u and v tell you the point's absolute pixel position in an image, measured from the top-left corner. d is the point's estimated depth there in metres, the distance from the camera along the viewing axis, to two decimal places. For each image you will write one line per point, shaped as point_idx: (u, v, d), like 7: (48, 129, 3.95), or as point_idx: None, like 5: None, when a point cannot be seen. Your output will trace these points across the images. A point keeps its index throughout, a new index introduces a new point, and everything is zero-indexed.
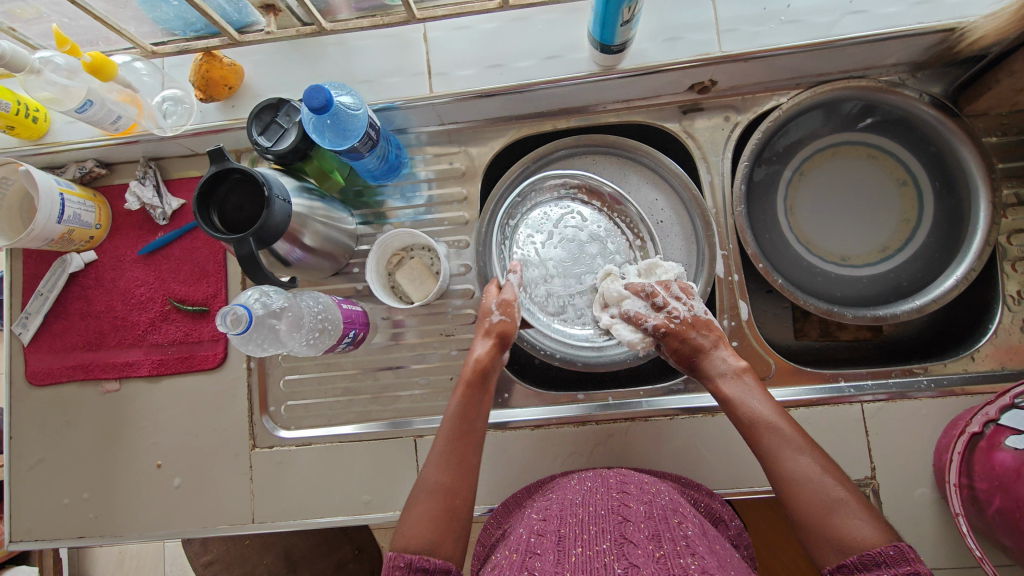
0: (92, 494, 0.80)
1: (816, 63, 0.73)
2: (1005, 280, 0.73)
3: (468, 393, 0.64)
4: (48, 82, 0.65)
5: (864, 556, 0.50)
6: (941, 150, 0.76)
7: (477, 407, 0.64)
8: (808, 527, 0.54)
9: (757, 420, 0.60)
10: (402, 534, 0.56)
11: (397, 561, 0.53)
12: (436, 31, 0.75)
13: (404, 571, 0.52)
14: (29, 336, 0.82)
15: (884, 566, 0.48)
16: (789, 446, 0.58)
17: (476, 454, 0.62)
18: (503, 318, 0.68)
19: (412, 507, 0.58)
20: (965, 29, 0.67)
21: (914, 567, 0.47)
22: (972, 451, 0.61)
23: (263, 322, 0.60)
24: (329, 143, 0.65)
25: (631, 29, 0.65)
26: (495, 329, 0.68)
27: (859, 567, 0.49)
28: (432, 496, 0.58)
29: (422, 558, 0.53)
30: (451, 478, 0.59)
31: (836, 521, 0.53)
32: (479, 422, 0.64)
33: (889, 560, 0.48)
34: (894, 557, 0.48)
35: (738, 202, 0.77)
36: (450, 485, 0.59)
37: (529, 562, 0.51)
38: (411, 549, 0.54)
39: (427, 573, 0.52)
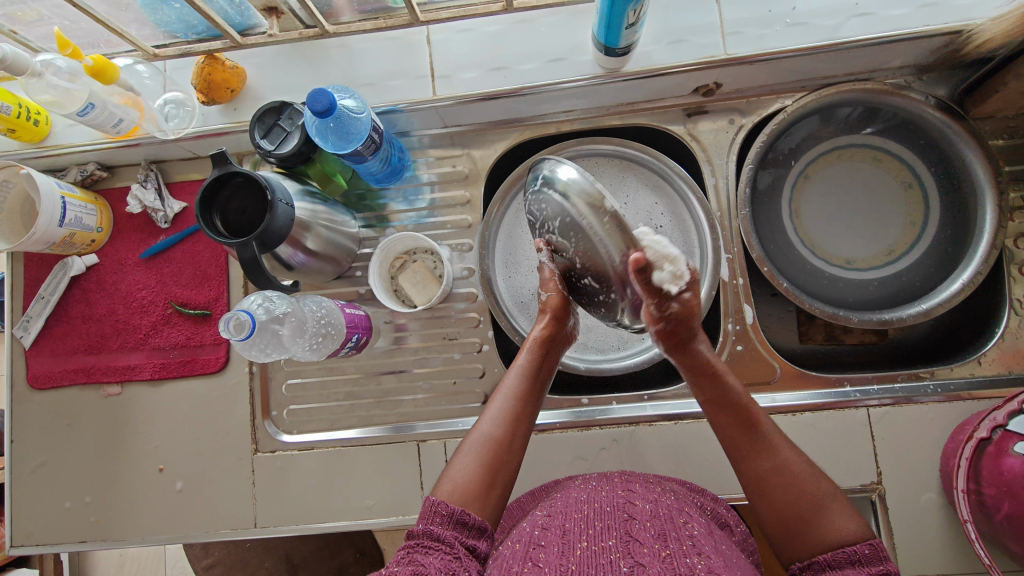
0: (94, 498, 0.80)
1: (822, 66, 0.72)
2: (1012, 284, 0.72)
3: (531, 358, 0.65)
4: (50, 85, 0.66)
5: (840, 553, 0.52)
6: (945, 151, 0.76)
7: (536, 370, 0.65)
8: (790, 527, 0.56)
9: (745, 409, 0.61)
10: (444, 484, 0.58)
11: (439, 509, 0.55)
12: (439, 33, 0.75)
13: (444, 518, 0.54)
14: (30, 339, 0.81)
15: (858, 563, 0.51)
16: (776, 436, 0.60)
17: (531, 416, 0.64)
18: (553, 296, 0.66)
19: (462, 457, 0.60)
20: (971, 32, 0.67)
21: (886, 566, 0.50)
22: (980, 457, 0.61)
23: (265, 327, 0.60)
24: (332, 146, 0.64)
25: (636, 32, 0.65)
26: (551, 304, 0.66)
27: (831, 563, 0.52)
28: (483, 448, 0.60)
29: (462, 511, 0.55)
30: (504, 434, 0.61)
31: (817, 518, 0.55)
32: (538, 384, 0.65)
33: (865, 558, 0.51)
34: (869, 555, 0.51)
35: (743, 205, 0.76)
36: (501, 440, 0.61)
37: (533, 553, 0.51)
38: (454, 500, 0.56)
39: (466, 526, 0.54)
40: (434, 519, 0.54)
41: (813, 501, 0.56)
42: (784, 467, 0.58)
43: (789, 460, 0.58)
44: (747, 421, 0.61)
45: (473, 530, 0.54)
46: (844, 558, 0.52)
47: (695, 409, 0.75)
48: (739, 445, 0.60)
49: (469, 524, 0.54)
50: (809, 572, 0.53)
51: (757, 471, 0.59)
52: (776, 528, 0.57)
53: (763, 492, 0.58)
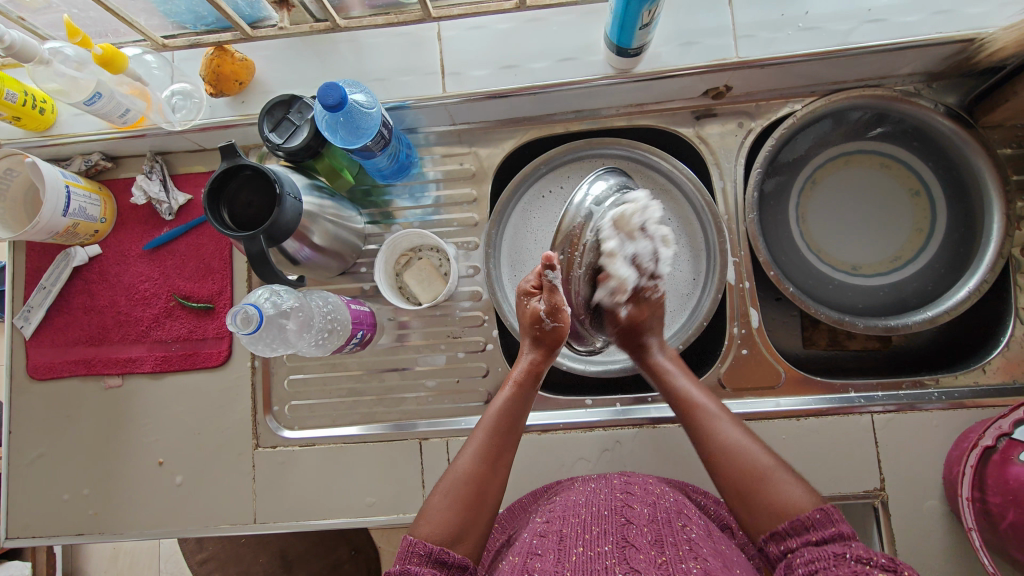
0: (92, 491, 0.79)
1: (833, 71, 0.72)
2: (1018, 293, 0.73)
3: (516, 391, 0.64)
4: (57, 74, 0.65)
5: (795, 522, 0.53)
6: (954, 158, 0.76)
7: (518, 407, 0.64)
8: (742, 496, 0.57)
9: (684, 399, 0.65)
10: (426, 521, 0.57)
11: (416, 549, 0.54)
12: (450, 30, 0.75)
13: (422, 559, 0.53)
14: (31, 330, 0.81)
15: (813, 530, 0.51)
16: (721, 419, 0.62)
17: (509, 451, 0.63)
18: (562, 325, 0.64)
19: (440, 495, 0.59)
20: (983, 40, 0.67)
21: (839, 529, 0.51)
22: (986, 464, 0.61)
23: (271, 321, 0.59)
24: (341, 141, 0.64)
25: (649, 33, 0.64)
26: (548, 337, 0.64)
27: (790, 533, 0.52)
28: (464, 486, 0.59)
29: (441, 550, 0.54)
30: (485, 472, 0.60)
31: (766, 488, 0.56)
32: (516, 421, 0.64)
33: (817, 523, 0.52)
34: (820, 520, 0.52)
35: (750, 209, 0.76)
36: (482, 480, 0.59)
37: (529, 564, 0.50)
38: (433, 539, 0.55)
39: (445, 565, 0.54)
40: (410, 559, 0.54)
41: (757, 474, 0.57)
42: (729, 446, 0.59)
43: (731, 437, 0.60)
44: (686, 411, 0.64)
45: (452, 568, 0.54)
46: (797, 527, 0.52)
47: None
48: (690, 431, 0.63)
49: (448, 562, 0.54)
50: (773, 543, 0.53)
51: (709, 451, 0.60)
52: (738, 504, 0.57)
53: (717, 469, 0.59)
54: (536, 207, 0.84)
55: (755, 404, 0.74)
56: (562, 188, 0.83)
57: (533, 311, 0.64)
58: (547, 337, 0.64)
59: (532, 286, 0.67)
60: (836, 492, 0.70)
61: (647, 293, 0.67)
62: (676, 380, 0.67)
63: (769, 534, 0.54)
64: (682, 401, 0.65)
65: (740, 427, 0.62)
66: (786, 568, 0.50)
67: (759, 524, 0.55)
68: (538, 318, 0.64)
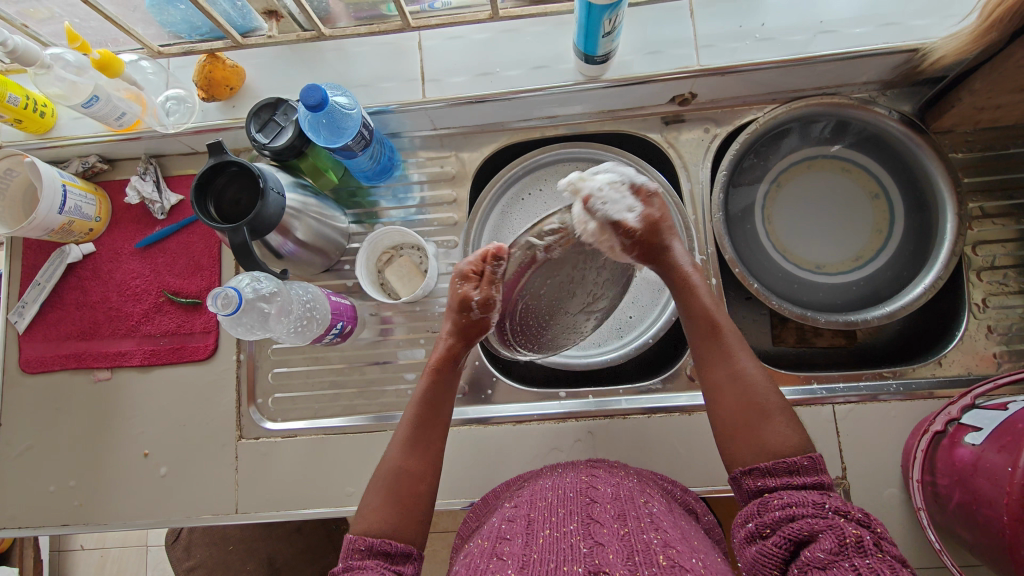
0: (78, 482, 0.81)
1: (791, 79, 0.77)
2: (971, 288, 0.76)
3: (434, 378, 0.66)
4: (58, 78, 0.69)
5: (779, 462, 0.55)
6: (909, 163, 0.80)
7: (442, 392, 0.66)
8: (741, 425, 0.59)
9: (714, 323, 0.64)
10: (363, 518, 0.59)
11: (358, 544, 0.56)
12: (431, 39, 0.79)
13: (364, 553, 0.55)
14: (24, 325, 0.84)
15: (796, 473, 0.54)
16: (736, 347, 0.63)
17: (439, 440, 0.65)
18: (489, 317, 0.64)
19: (372, 491, 0.61)
20: (927, 50, 0.71)
21: (821, 478, 0.53)
22: (936, 448, 0.64)
23: (252, 306, 0.63)
24: (324, 140, 0.68)
25: (613, 41, 0.69)
26: (473, 324, 0.65)
27: (770, 471, 0.55)
28: (394, 478, 0.61)
29: (384, 542, 0.56)
30: (415, 464, 0.62)
31: (759, 425, 0.58)
32: (442, 403, 0.66)
33: (802, 468, 0.54)
34: (807, 466, 0.54)
35: (716, 209, 0.80)
36: (412, 471, 0.62)
37: (499, 547, 0.52)
38: (373, 532, 0.57)
39: (388, 555, 0.56)
40: (353, 554, 0.55)
41: (760, 407, 0.59)
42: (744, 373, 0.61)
43: (744, 368, 0.61)
44: (711, 331, 0.63)
45: (395, 557, 0.56)
46: (782, 468, 0.55)
47: (667, 403, 0.77)
48: (701, 350, 0.64)
49: (391, 552, 0.56)
50: (750, 476, 0.56)
51: (718, 375, 0.62)
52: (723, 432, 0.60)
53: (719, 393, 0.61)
54: (516, 207, 0.87)
55: None
56: (537, 192, 0.87)
57: (464, 297, 0.63)
58: (473, 325, 0.65)
59: (470, 271, 0.64)
60: None
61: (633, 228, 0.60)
62: (700, 294, 0.65)
63: (746, 469, 0.57)
64: (705, 316, 0.64)
65: (753, 357, 0.63)
66: (760, 503, 0.53)
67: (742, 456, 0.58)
68: (467, 306, 0.64)
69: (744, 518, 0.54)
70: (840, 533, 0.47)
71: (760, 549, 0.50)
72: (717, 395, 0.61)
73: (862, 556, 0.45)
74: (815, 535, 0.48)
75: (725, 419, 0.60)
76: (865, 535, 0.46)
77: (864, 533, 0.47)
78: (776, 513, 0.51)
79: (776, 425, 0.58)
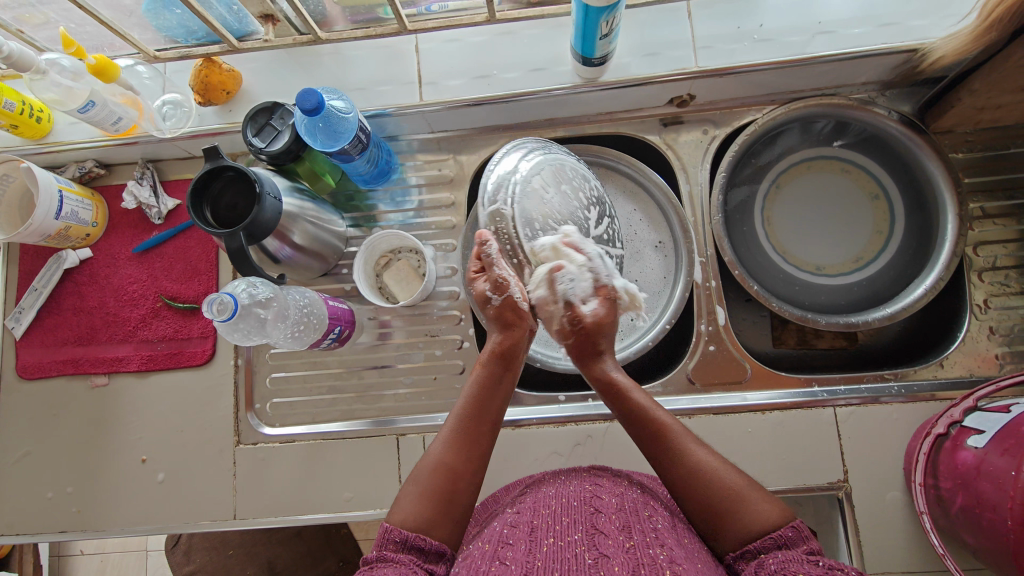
0: (76, 489, 0.80)
1: (789, 80, 0.76)
2: (973, 289, 0.76)
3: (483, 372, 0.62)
4: (53, 83, 0.69)
5: (767, 539, 0.51)
6: (909, 163, 0.80)
7: (490, 387, 0.61)
8: (722, 518, 0.53)
9: (652, 422, 0.59)
10: (398, 509, 0.56)
11: (392, 536, 0.53)
12: (428, 43, 0.79)
13: (398, 546, 0.52)
14: (22, 330, 0.83)
15: (786, 545, 0.50)
16: (686, 439, 0.58)
17: (487, 436, 0.60)
18: (509, 299, 0.62)
19: (412, 485, 0.57)
20: (926, 50, 0.70)
21: (809, 546, 0.50)
22: (938, 451, 0.64)
23: (249, 311, 0.62)
24: (320, 145, 0.68)
25: (610, 43, 0.68)
26: (500, 313, 0.63)
27: (762, 549, 0.50)
28: (432, 476, 0.57)
29: (418, 537, 0.53)
30: (457, 461, 0.58)
31: (740, 514, 0.53)
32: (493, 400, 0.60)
33: (789, 540, 0.50)
34: (794, 535, 0.50)
35: (715, 210, 0.79)
36: (455, 469, 0.57)
37: (501, 552, 0.51)
38: (408, 526, 0.54)
39: (422, 552, 0.53)
40: (386, 545, 0.53)
41: (735, 491, 0.54)
42: (702, 466, 0.56)
43: (699, 459, 0.56)
44: (653, 428, 0.58)
45: (429, 555, 0.53)
46: (770, 544, 0.50)
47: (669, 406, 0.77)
48: (654, 455, 0.58)
49: (425, 549, 0.53)
50: (744, 560, 0.51)
51: (679, 473, 0.56)
52: (717, 538, 0.54)
53: (689, 495, 0.55)
54: None
55: (724, 398, 0.76)
56: None
57: (479, 292, 0.64)
58: (501, 314, 0.63)
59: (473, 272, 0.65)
60: (801, 484, 0.72)
61: (576, 321, 0.61)
62: (635, 395, 0.61)
63: (739, 553, 0.52)
64: (643, 417, 0.59)
65: (702, 443, 0.58)
66: (755, 569, 0.49)
67: (733, 546, 0.53)
68: (485, 301, 0.64)
69: None
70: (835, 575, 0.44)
71: None
72: (685, 495, 0.55)
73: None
74: None
75: (706, 520, 0.54)
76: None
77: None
78: (772, 569, 0.47)
79: (758, 506, 0.53)
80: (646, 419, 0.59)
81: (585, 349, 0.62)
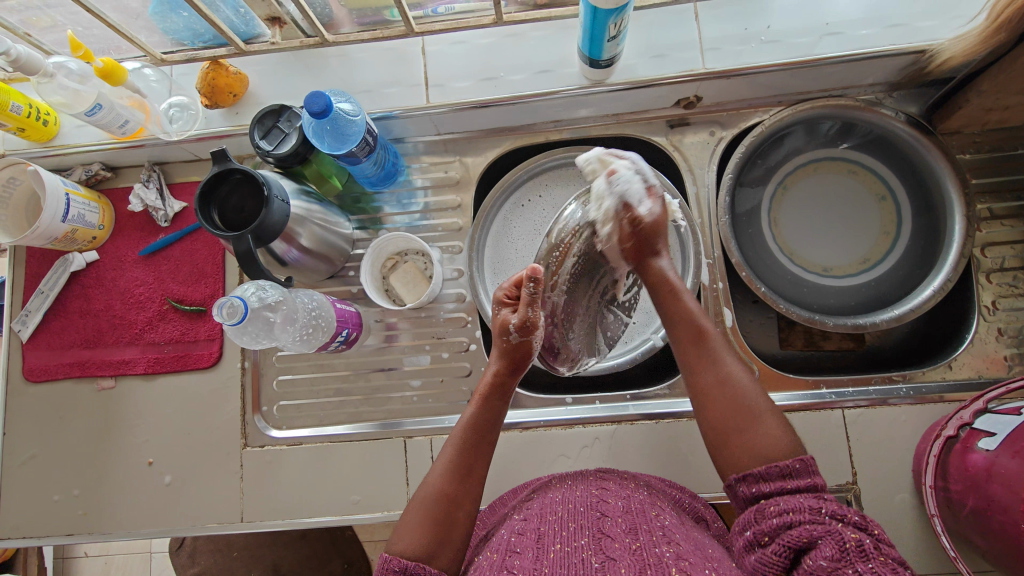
0: (83, 491, 0.80)
1: (796, 81, 0.76)
2: (981, 291, 0.76)
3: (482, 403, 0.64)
4: (60, 87, 0.69)
5: (774, 467, 0.53)
6: (916, 164, 0.79)
7: (491, 418, 0.64)
8: (727, 433, 0.57)
9: (694, 330, 0.62)
10: (399, 538, 0.58)
11: (392, 564, 0.54)
12: (434, 45, 0.79)
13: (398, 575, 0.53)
14: (28, 333, 0.83)
15: (790, 477, 0.52)
16: (723, 352, 0.61)
17: (484, 463, 0.63)
18: (528, 340, 0.63)
19: (411, 514, 0.59)
20: (934, 51, 0.70)
21: (814, 479, 0.52)
22: (948, 454, 0.63)
23: (257, 314, 0.63)
24: (328, 147, 0.68)
25: (618, 45, 0.68)
26: (513, 348, 0.63)
27: (766, 476, 0.53)
28: (434, 504, 0.59)
29: (418, 565, 0.54)
30: (457, 490, 0.60)
31: (747, 430, 0.57)
32: (489, 432, 0.64)
33: (795, 472, 0.52)
34: (800, 468, 0.52)
35: (722, 212, 0.79)
36: (453, 496, 0.60)
37: (508, 561, 0.51)
38: (409, 556, 0.55)
39: None
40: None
41: (751, 411, 0.57)
42: (730, 380, 0.59)
43: (726, 374, 0.60)
44: (694, 337, 0.62)
45: None
46: (775, 473, 0.53)
47: (677, 408, 0.77)
48: (687, 357, 0.62)
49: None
50: (746, 483, 0.54)
51: (707, 381, 0.60)
52: (718, 448, 0.58)
53: (707, 402, 0.59)
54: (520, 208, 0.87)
55: None
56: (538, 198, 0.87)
57: (503, 321, 0.63)
58: (514, 349, 0.64)
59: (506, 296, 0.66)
60: None
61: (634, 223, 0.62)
62: (685, 301, 0.64)
63: (741, 475, 0.55)
64: (688, 322, 0.63)
65: (738, 362, 0.61)
66: (757, 512, 0.52)
67: (735, 465, 0.56)
68: (506, 330, 0.63)
69: (743, 527, 0.53)
70: (840, 539, 0.46)
71: (760, 557, 0.50)
72: (705, 402, 0.60)
73: (864, 561, 0.44)
74: (814, 541, 0.47)
75: (714, 429, 0.59)
76: (864, 539, 0.46)
77: (863, 538, 0.46)
78: (774, 521, 0.50)
79: (767, 427, 0.56)
80: (691, 325, 0.62)
81: (645, 248, 0.64)
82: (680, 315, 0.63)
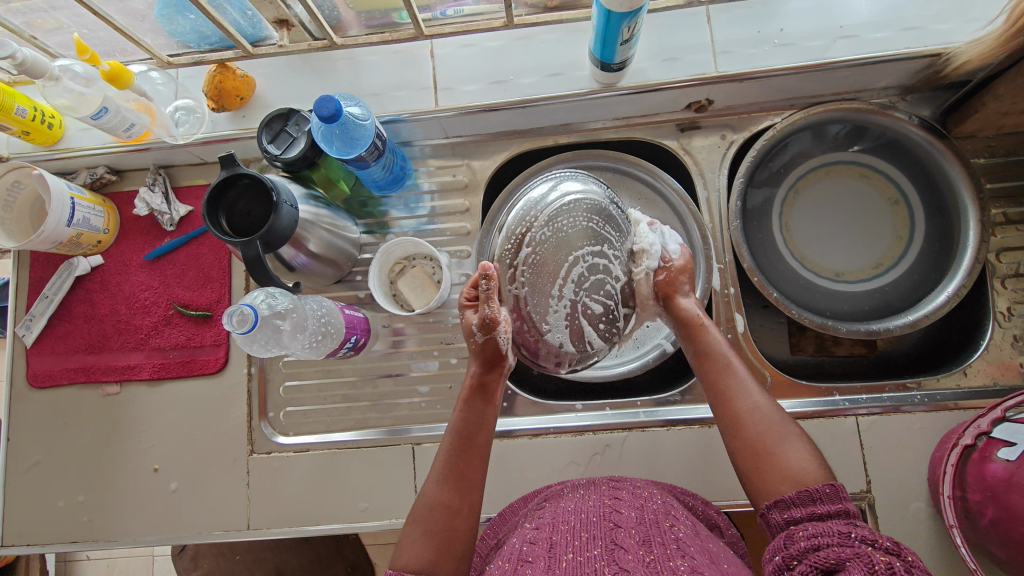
0: (87, 497, 0.80)
1: (809, 85, 0.75)
2: (995, 297, 0.75)
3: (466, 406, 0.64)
4: (65, 90, 0.68)
5: (802, 493, 0.53)
6: (930, 169, 0.79)
7: (476, 420, 0.64)
8: (757, 460, 0.58)
9: (720, 360, 0.64)
10: (403, 552, 0.57)
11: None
12: (443, 48, 0.78)
13: None
14: (32, 338, 0.82)
15: (820, 501, 0.52)
16: (749, 382, 0.63)
17: (478, 469, 0.62)
18: (491, 335, 0.62)
19: (412, 525, 0.58)
20: (950, 55, 0.69)
21: (845, 506, 0.51)
22: (965, 463, 0.62)
23: (267, 322, 0.61)
24: (337, 151, 0.67)
25: (631, 48, 0.68)
26: (484, 347, 0.63)
27: (795, 501, 0.53)
28: (435, 513, 0.58)
29: None
30: (453, 498, 0.60)
31: (778, 456, 0.57)
32: (476, 435, 0.63)
33: (824, 497, 0.52)
34: (830, 494, 0.52)
35: (733, 217, 0.79)
36: (451, 505, 0.59)
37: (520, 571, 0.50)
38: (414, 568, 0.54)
39: None
40: None
41: (779, 434, 0.58)
42: (756, 408, 0.60)
43: (751, 401, 0.61)
44: (720, 366, 0.64)
45: None
46: (805, 498, 0.53)
47: (688, 415, 0.76)
48: (713, 388, 0.64)
49: None
50: (777, 509, 0.54)
51: (733, 409, 0.61)
52: (749, 479, 0.58)
53: (737, 429, 0.60)
54: None
55: None
56: None
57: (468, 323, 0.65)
58: (486, 348, 0.63)
59: (468, 296, 0.68)
60: None
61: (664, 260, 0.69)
62: (711, 333, 0.67)
63: (773, 503, 0.55)
64: (713, 352, 0.65)
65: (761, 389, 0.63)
66: (786, 537, 0.51)
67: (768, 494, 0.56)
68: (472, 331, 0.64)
69: (771, 551, 0.52)
70: (868, 561, 0.44)
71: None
72: (736, 427, 0.61)
73: None
74: (843, 563, 0.45)
75: (745, 458, 0.59)
76: (895, 561, 0.44)
77: (894, 560, 0.44)
78: (803, 543, 0.49)
79: (797, 452, 0.57)
80: (716, 356, 0.65)
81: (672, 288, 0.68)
82: (707, 348, 0.66)
